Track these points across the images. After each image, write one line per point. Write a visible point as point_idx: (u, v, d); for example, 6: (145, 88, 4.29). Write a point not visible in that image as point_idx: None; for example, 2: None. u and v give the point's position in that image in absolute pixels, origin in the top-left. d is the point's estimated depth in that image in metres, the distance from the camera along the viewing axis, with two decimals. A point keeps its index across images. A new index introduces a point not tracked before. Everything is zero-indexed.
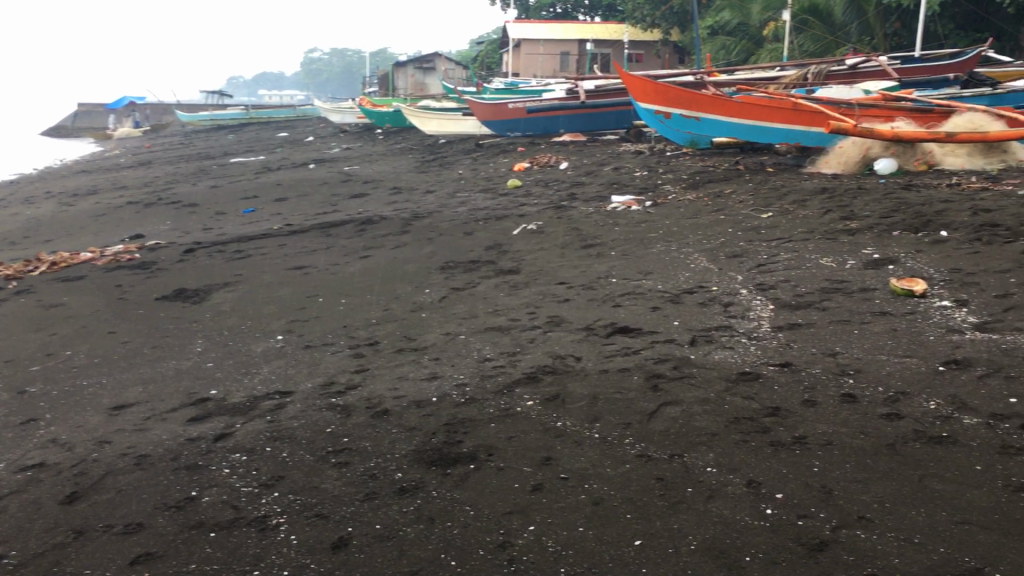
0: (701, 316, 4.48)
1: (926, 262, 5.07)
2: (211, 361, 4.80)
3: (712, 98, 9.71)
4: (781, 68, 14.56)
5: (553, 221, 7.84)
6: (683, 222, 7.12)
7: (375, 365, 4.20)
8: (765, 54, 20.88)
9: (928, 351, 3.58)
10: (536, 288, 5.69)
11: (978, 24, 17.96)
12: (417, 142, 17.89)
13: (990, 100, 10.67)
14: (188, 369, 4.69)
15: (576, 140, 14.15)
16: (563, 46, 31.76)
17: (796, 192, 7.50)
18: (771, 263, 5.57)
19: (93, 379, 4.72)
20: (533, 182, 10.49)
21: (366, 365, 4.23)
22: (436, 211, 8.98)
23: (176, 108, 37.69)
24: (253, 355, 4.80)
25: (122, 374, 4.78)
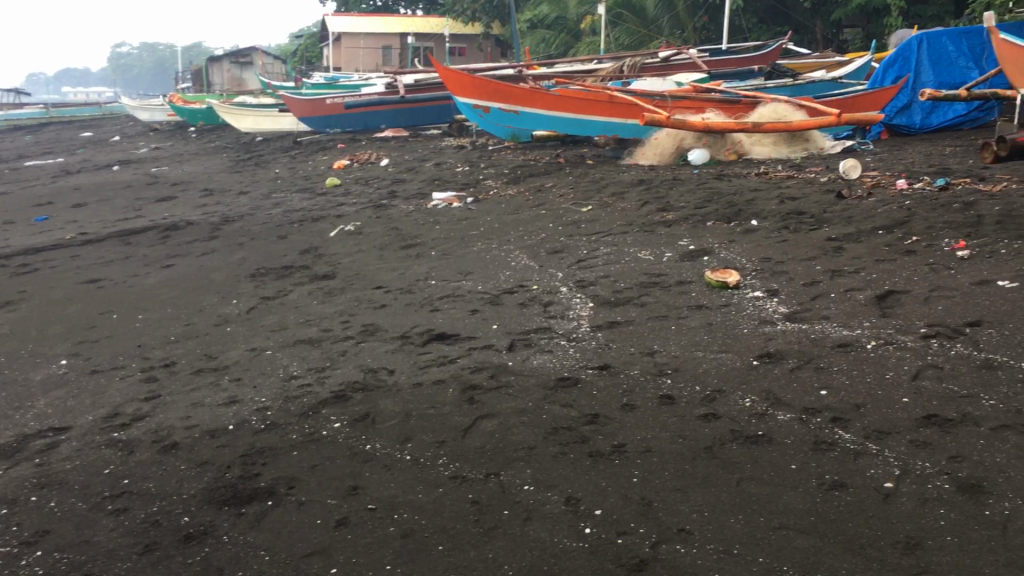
0: (520, 317, 4.34)
1: (739, 252, 5.14)
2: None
3: (530, 92, 9.64)
4: (598, 60, 14.77)
5: (372, 220, 7.56)
6: (504, 218, 7.00)
7: (168, 390, 3.81)
8: (583, 47, 21.25)
9: (743, 345, 3.56)
10: (352, 293, 5.40)
11: (778, 19, 18.91)
12: (231, 139, 17.08)
13: (792, 91, 11.18)
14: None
15: (398, 135, 13.87)
16: (385, 40, 31.32)
17: (615, 184, 7.53)
18: (591, 258, 5.51)
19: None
20: (352, 180, 10.13)
21: (158, 391, 3.82)
22: (249, 214, 8.51)
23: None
24: (28, 385, 4.29)
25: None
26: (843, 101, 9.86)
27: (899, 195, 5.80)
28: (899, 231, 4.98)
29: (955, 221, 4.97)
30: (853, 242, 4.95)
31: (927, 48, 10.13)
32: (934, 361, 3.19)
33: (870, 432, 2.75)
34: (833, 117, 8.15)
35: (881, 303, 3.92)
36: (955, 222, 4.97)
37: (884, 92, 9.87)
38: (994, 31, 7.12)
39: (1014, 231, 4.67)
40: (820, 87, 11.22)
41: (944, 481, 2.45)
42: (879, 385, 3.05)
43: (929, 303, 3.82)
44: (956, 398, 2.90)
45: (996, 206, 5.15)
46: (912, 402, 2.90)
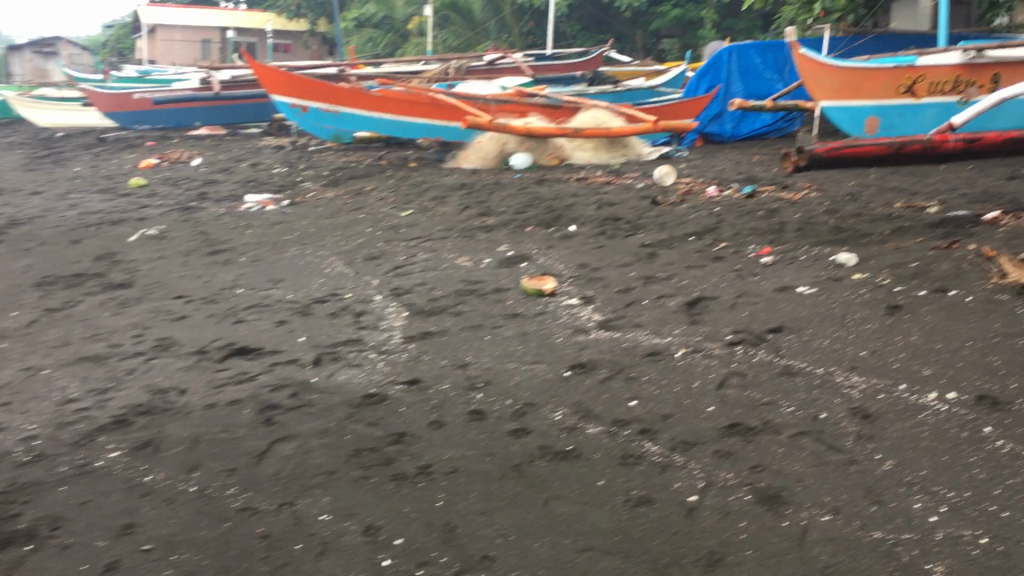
0: (329, 329, 4.12)
1: (556, 258, 5.11)
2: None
3: (350, 91, 9.35)
4: (424, 62, 14.62)
5: (178, 224, 7.11)
6: (320, 223, 6.73)
7: None
8: (411, 48, 21.08)
9: (556, 355, 3.49)
10: (149, 303, 5.01)
11: (600, 26, 19.37)
12: (28, 135, 15.83)
13: (612, 98, 11.41)
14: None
15: (215, 133, 13.27)
16: (204, 34, 30.01)
17: (436, 188, 7.40)
18: (408, 264, 5.35)
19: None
20: (160, 180, 9.55)
21: None
22: (40, 216, 7.84)
23: None
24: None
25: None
26: (660, 108, 10.14)
27: (710, 201, 5.95)
28: (709, 237, 5.09)
29: (760, 228, 5.13)
30: (666, 248, 5.02)
31: (736, 60, 10.68)
32: (739, 368, 3.22)
33: (676, 443, 2.72)
34: (649, 124, 8.35)
35: (690, 310, 3.97)
36: (760, 229, 5.13)
37: (698, 100, 10.22)
38: (794, 46, 7.46)
39: (814, 238, 4.87)
40: (639, 94, 11.51)
41: (745, 492, 2.44)
42: (686, 394, 3.04)
43: (735, 309, 3.89)
44: (758, 406, 2.92)
45: (797, 213, 5.36)
46: (717, 411, 2.90)
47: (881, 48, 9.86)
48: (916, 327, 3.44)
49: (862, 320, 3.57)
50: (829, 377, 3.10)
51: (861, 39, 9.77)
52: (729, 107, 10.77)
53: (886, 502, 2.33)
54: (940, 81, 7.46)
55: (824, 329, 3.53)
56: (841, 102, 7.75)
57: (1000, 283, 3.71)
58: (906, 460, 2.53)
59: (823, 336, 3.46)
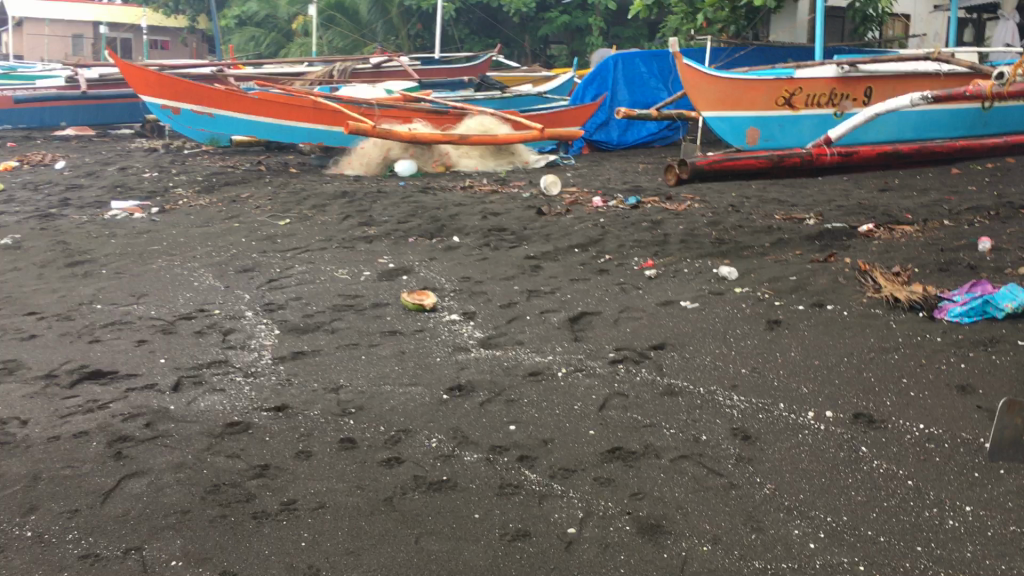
0: (193, 349, 3.86)
1: (439, 271, 4.97)
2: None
3: (226, 94, 8.95)
4: (308, 63, 14.26)
5: (35, 232, 6.65)
6: (191, 232, 6.40)
7: None
8: (295, 49, 20.60)
9: (434, 377, 3.35)
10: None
11: (488, 31, 19.34)
12: None
13: (499, 104, 11.35)
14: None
15: (83, 134, 12.64)
16: (75, 28, 28.67)
17: (316, 196, 7.15)
18: (283, 277, 5.12)
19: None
20: (19, 184, 8.96)
21: None
22: None
23: None
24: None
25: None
26: (546, 116, 10.12)
27: (595, 212, 5.92)
28: (593, 249, 5.04)
29: (644, 240, 5.12)
30: (550, 261, 4.94)
31: (622, 68, 10.77)
32: (621, 389, 3.15)
33: (555, 471, 2.61)
34: (535, 132, 8.31)
35: (573, 326, 3.89)
36: (644, 241, 5.11)
37: (584, 108, 10.24)
38: (677, 56, 7.53)
39: (696, 251, 4.87)
40: (525, 101, 11.48)
41: (625, 522, 2.35)
42: (567, 417, 2.94)
43: (617, 325, 3.84)
44: (639, 428, 2.84)
45: (680, 225, 5.37)
46: (597, 435, 2.81)
47: (760, 60, 10.11)
48: (795, 343, 3.45)
49: (742, 336, 3.57)
50: (710, 396, 3.05)
51: (741, 51, 9.98)
52: (615, 115, 10.86)
53: (766, 529, 2.28)
54: (816, 93, 7.73)
55: (705, 345, 3.51)
56: (723, 113, 7.86)
57: (875, 297, 3.77)
58: (784, 483, 2.49)
59: (705, 353, 3.43)
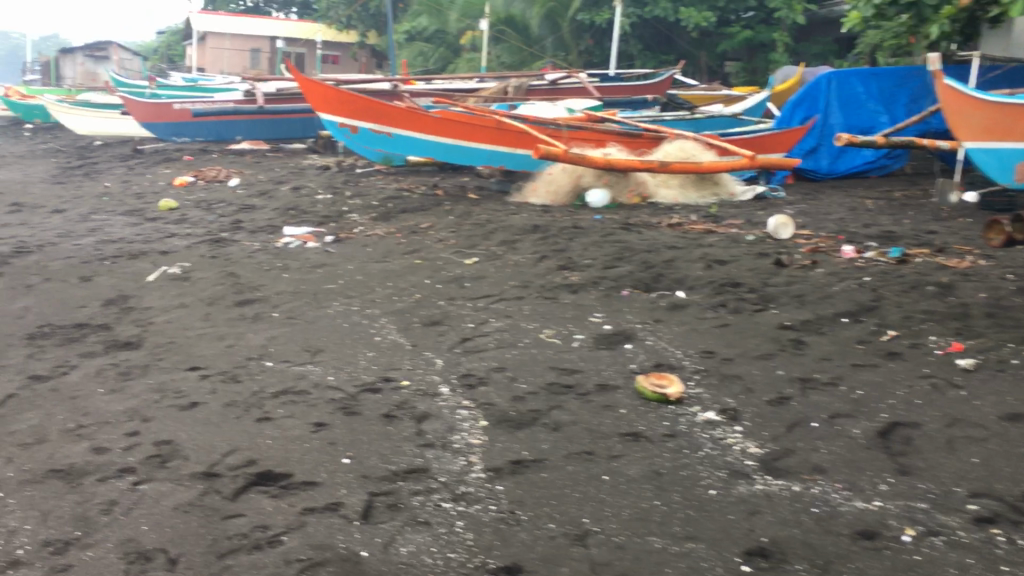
0: (382, 445, 3.03)
1: (670, 339, 4.01)
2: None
3: (404, 112, 8.28)
4: (481, 79, 13.64)
5: (204, 260, 6.14)
6: (369, 268, 5.69)
7: None
8: (463, 64, 20.25)
9: (717, 528, 2.37)
10: (154, 377, 3.99)
11: (664, 46, 18.30)
12: (65, 144, 15.34)
13: (689, 125, 10.30)
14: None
15: (256, 148, 12.39)
16: (253, 43, 29.77)
17: (505, 229, 6.33)
18: (479, 336, 4.29)
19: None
20: (192, 202, 8.59)
21: None
22: (52, 243, 6.87)
23: None
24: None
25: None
26: (749, 141, 8.98)
27: (851, 266, 4.81)
28: (869, 321, 3.95)
29: (937, 311, 3.98)
30: (815, 334, 3.89)
31: (836, 88, 9.46)
32: None
33: None
34: (747, 160, 7.22)
35: (888, 446, 2.83)
36: (937, 312, 3.98)
37: (792, 132, 9.06)
38: (936, 74, 6.31)
39: (1017, 331, 3.71)
40: (719, 123, 10.36)
41: None
42: None
43: (955, 451, 2.75)
44: None
45: (979, 291, 4.20)
46: None
47: (1010, 81, 8.67)
48: None
49: None
50: None
51: (994, 70, 8.58)
52: (827, 140, 9.62)
53: None
54: None
55: None
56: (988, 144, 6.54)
57: None
58: None
59: None
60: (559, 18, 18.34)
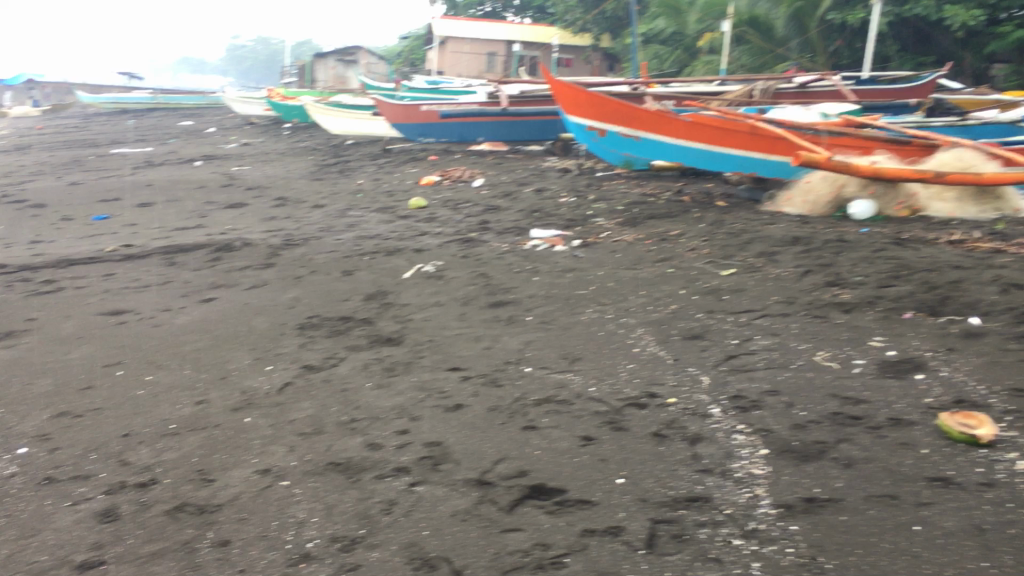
0: (658, 467, 2.87)
1: (969, 372, 3.59)
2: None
3: (654, 116, 8.12)
4: (723, 82, 13.22)
5: (456, 259, 6.24)
6: (620, 275, 5.56)
7: (129, 564, 2.46)
8: (700, 67, 19.82)
9: None
10: (418, 375, 4.04)
11: (923, 47, 17.04)
12: (321, 142, 16.36)
13: (959, 132, 9.43)
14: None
15: (496, 151, 12.55)
16: (490, 47, 30.68)
17: (762, 240, 6.00)
18: (745, 354, 4.04)
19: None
20: (440, 201, 8.83)
21: (116, 561, 2.48)
22: (316, 236, 7.24)
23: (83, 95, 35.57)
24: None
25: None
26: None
27: None
28: None
29: None
30: None
31: None
32: None
33: None
34: None
35: None
36: None
37: None
38: None
39: None
40: (996, 130, 9.41)
41: None
42: None
43: None
44: None
45: None
46: None
47: None
48: None
49: None
50: None
51: None
52: None
53: None
54: None
55: None
56: None
57: None
58: None
59: None
60: (806, 18, 17.25)
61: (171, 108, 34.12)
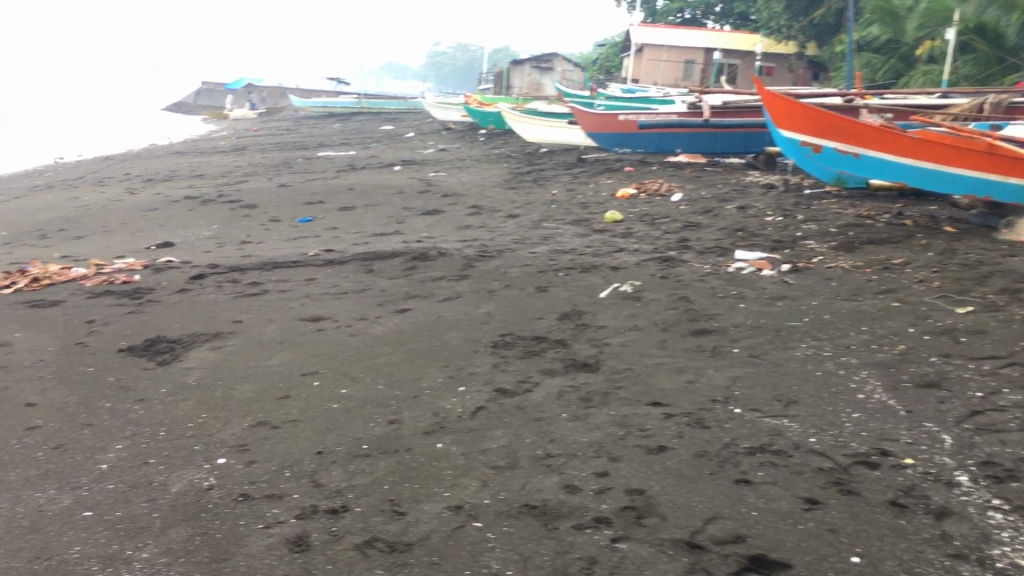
0: (899, 549, 2.49)
1: None
2: (75, 498, 3.13)
3: (876, 132, 7.52)
4: (947, 94, 12.17)
5: (655, 279, 5.94)
6: (837, 306, 5.09)
7: None
8: (917, 77, 18.54)
9: None
10: (617, 408, 3.78)
11: None
12: (516, 149, 16.43)
13: None
14: (25, 514, 3.02)
15: (694, 162, 12.12)
16: (688, 54, 30.10)
17: (1001, 274, 5.35)
18: (994, 410, 3.52)
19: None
20: (636, 215, 8.54)
21: None
22: (510, 248, 7.12)
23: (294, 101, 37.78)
24: (136, 497, 3.10)
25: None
26: None
27: None
28: None
29: None
30: None
31: None
32: None
33: None
34: None
35: None
36: None
37: None
38: None
39: None
40: None
41: None
42: None
43: None
44: None
45: None
46: None
47: None
48: None
49: None
50: None
51: None
52: None
53: None
54: None
55: None
56: None
57: None
58: None
59: None
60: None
61: (374, 113, 35.52)
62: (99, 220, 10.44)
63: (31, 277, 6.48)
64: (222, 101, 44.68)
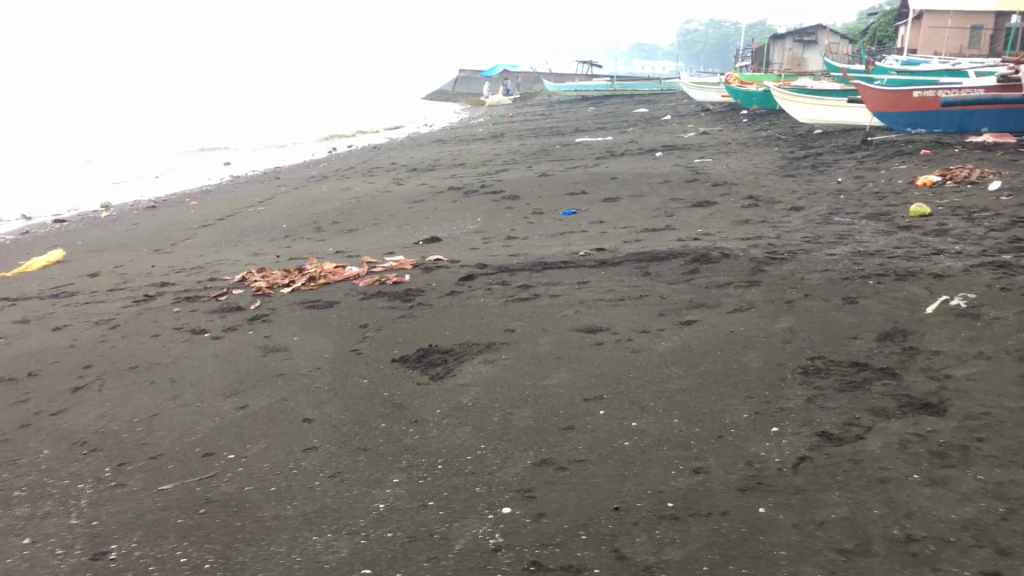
0: None
1: None
2: (352, 547, 2.82)
3: None
4: None
5: (992, 290, 4.95)
6: None
7: None
8: None
9: None
10: (987, 472, 2.98)
11: None
12: (786, 130, 15.28)
13: None
14: (301, 565, 2.75)
15: (1004, 142, 10.57)
16: (976, 20, 27.16)
17: None
18: None
19: (165, 548, 2.92)
20: (947, 207, 7.41)
21: None
22: (803, 248, 6.31)
23: (548, 86, 38.10)
24: (417, 554, 2.74)
25: (214, 545, 2.92)
26: None
27: None
28: None
29: None
30: None
31: None
32: None
33: None
34: None
35: None
36: None
37: None
38: None
39: None
40: None
41: None
42: None
43: None
44: None
45: None
46: None
47: None
48: None
49: None
50: None
51: None
52: None
53: None
54: None
55: None
56: None
57: None
58: None
59: None
60: None
61: (627, 94, 34.90)
62: (370, 212, 10.63)
63: (307, 275, 6.50)
64: (478, 87, 45.95)
